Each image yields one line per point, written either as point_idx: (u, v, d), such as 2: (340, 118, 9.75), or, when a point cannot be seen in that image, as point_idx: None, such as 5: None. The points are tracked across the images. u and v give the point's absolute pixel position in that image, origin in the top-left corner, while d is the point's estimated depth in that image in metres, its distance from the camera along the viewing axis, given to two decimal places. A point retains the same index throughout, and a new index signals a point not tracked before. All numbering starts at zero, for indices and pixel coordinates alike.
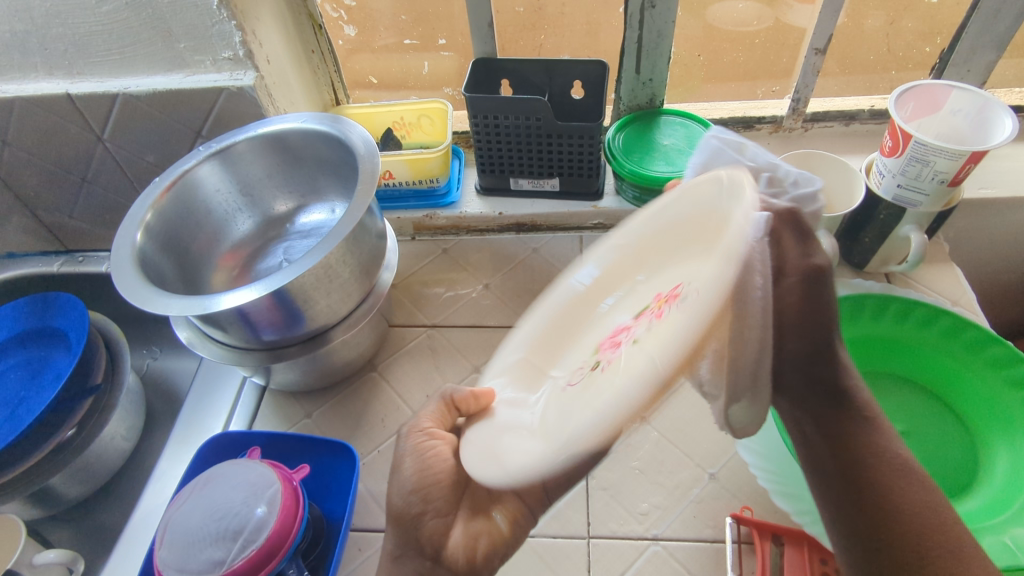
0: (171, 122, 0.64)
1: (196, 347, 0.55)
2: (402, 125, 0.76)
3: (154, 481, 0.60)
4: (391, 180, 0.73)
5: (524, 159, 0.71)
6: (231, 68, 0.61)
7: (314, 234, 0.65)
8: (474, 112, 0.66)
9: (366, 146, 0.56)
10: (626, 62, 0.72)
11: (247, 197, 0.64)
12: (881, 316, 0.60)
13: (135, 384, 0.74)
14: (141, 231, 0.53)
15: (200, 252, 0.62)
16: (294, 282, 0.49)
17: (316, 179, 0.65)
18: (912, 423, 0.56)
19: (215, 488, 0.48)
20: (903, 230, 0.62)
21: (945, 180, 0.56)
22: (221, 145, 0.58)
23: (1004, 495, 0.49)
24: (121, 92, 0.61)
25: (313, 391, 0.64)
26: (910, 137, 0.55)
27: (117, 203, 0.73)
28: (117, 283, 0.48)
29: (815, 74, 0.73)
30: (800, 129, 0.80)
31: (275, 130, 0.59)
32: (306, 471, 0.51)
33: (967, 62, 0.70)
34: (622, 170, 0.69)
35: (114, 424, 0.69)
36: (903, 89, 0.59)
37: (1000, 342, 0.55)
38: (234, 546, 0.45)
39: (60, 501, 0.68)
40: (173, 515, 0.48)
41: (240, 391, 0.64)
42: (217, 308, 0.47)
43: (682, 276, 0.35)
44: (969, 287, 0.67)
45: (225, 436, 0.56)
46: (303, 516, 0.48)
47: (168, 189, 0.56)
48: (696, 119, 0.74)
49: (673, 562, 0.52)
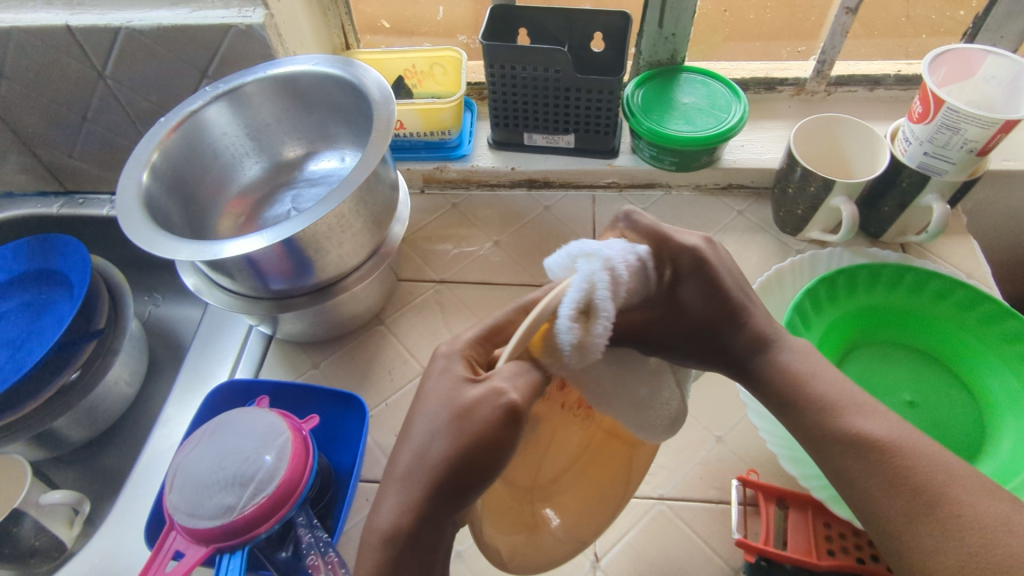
0: (176, 59, 0.62)
1: (203, 294, 0.54)
2: (414, 73, 0.73)
3: (159, 427, 0.59)
4: (402, 130, 0.71)
5: (539, 113, 0.69)
6: (240, 5, 0.58)
7: (323, 183, 0.63)
8: (491, 61, 0.64)
9: (381, 91, 0.54)
10: (648, 15, 0.69)
11: (255, 142, 0.62)
12: (896, 287, 0.59)
13: (138, 330, 0.73)
14: (147, 172, 0.51)
15: (206, 197, 0.60)
16: (307, 230, 0.48)
17: (327, 126, 0.63)
18: (919, 391, 0.56)
19: (223, 435, 0.48)
20: (924, 199, 0.61)
21: (974, 149, 0.55)
22: (229, 86, 0.56)
23: (1009, 465, 0.49)
24: (123, 26, 0.59)
25: (319, 342, 0.63)
26: (943, 102, 0.54)
27: (118, 144, 0.71)
28: (123, 224, 0.47)
29: (843, 35, 0.70)
30: (822, 92, 0.77)
31: (286, 72, 0.57)
32: (315, 421, 0.51)
33: (1001, 28, 0.68)
34: (640, 128, 0.68)
35: (117, 369, 0.69)
36: (937, 53, 0.57)
37: (1015, 316, 0.55)
38: (244, 492, 0.45)
39: (65, 444, 0.68)
40: (181, 462, 0.48)
41: (246, 339, 0.64)
42: (225, 254, 0.46)
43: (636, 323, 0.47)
44: (983, 260, 0.67)
45: (232, 384, 0.55)
46: (311, 465, 0.48)
47: (175, 128, 0.54)
48: (718, 77, 0.72)
49: (679, 522, 0.52)
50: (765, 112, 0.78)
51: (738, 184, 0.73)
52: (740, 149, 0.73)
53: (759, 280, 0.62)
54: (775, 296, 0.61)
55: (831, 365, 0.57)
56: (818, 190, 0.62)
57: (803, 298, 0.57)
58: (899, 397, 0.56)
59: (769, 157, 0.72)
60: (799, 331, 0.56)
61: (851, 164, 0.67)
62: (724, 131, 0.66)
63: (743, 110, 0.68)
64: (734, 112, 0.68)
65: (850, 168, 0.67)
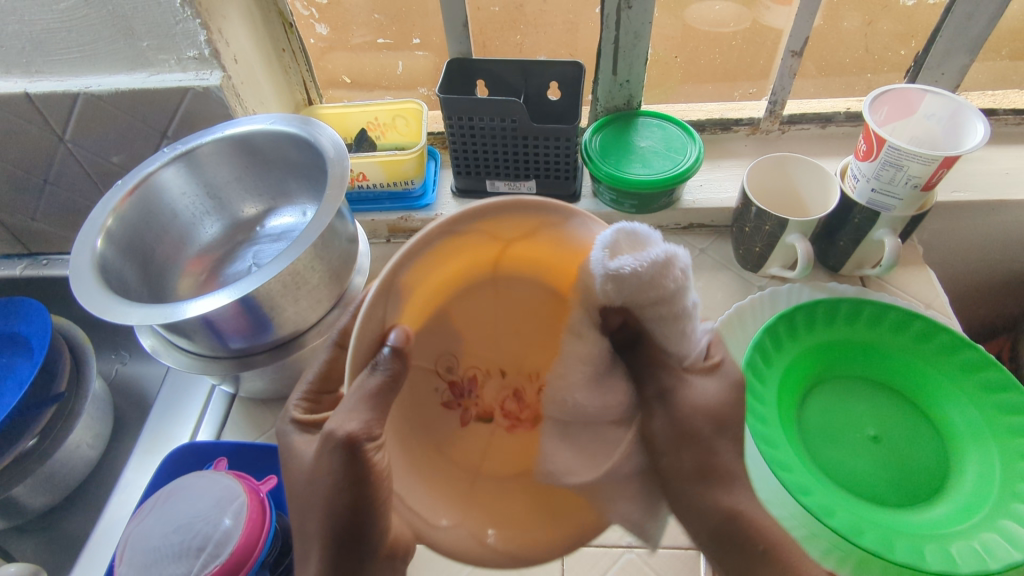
0: (136, 122, 0.62)
1: (161, 356, 0.54)
2: (377, 125, 0.74)
3: (118, 491, 0.58)
4: (364, 181, 0.71)
5: (498, 161, 0.70)
6: (196, 68, 0.59)
7: (284, 237, 0.63)
8: (449, 113, 0.65)
9: (336, 149, 0.54)
10: (602, 63, 0.71)
11: (214, 201, 0.63)
12: (855, 321, 0.60)
13: (102, 391, 0.72)
14: (102, 238, 0.51)
15: (164, 258, 0.60)
16: (261, 288, 0.48)
17: (285, 182, 0.63)
18: (882, 425, 0.56)
19: (178, 501, 0.47)
20: (877, 233, 0.62)
21: (919, 184, 0.56)
22: (186, 147, 0.56)
23: (972, 501, 0.49)
24: (81, 92, 0.59)
25: (282, 398, 0.62)
26: (885, 140, 0.55)
27: (80, 205, 0.71)
28: (74, 289, 0.46)
29: (791, 76, 0.72)
30: (777, 131, 0.80)
31: (242, 132, 0.57)
32: (274, 481, 0.50)
33: (941, 66, 0.70)
34: (599, 173, 0.69)
35: (80, 433, 0.67)
36: (878, 92, 0.59)
37: (971, 346, 0.56)
38: (197, 561, 0.44)
39: (25, 512, 0.66)
40: (133, 531, 0.47)
41: (209, 398, 0.63)
42: (181, 316, 0.46)
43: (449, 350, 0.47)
44: (941, 290, 0.68)
45: (190, 446, 0.55)
46: (269, 528, 0.47)
47: (130, 192, 0.54)
48: (673, 120, 0.74)
49: (648, 570, 0.51)
50: (723, 152, 0.80)
51: (699, 223, 0.75)
52: (698, 189, 0.74)
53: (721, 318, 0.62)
54: (737, 333, 0.62)
55: (796, 403, 0.57)
56: (774, 228, 0.63)
57: (763, 336, 0.57)
58: (862, 431, 0.56)
59: (727, 196, 0.73)
60: (760, 369, 0.56)
61: (805, 201, 0.68)
62: (681, 172, 0.67)
63: (698, 151, 0.69)
64: (689, 153, 0.70)
65: (805, 206, 0.69)
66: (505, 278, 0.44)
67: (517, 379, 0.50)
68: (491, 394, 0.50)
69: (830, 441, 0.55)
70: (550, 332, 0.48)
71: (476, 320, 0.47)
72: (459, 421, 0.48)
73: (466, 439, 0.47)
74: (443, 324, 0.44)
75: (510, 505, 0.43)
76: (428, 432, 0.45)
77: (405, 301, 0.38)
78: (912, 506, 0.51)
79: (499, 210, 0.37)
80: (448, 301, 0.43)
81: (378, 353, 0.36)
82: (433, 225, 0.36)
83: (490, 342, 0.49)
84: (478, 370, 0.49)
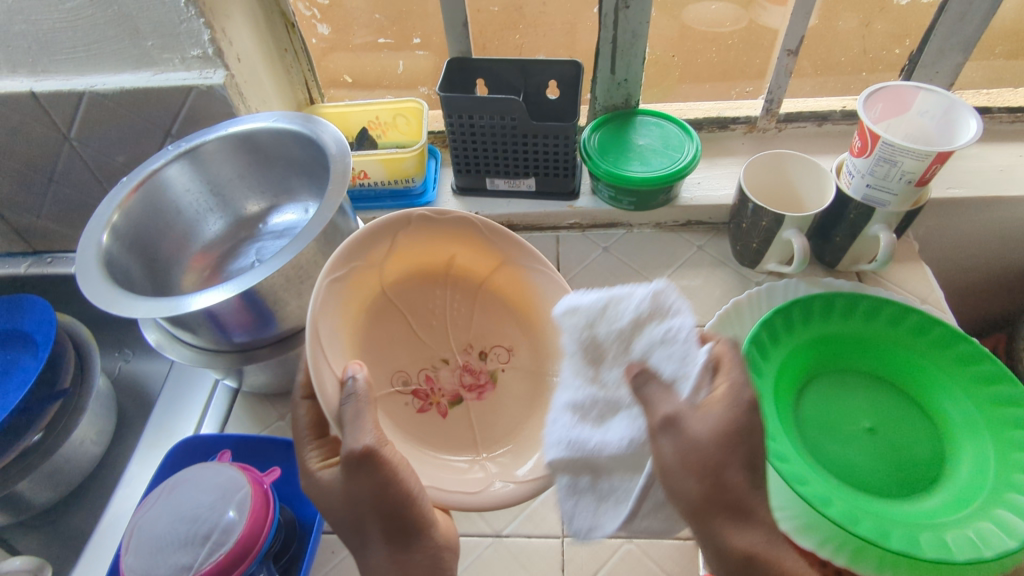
0: (141, 121, 0.63)
1: (166, 350, 0.54)
2: (378, 124, 0.75)
3: (123, 485, 0.59)
4: (365, 179, 0.72)
5: (498, 159, 0.71)
6: (200, 66, 0.60)
7: (286, 234, 0.64)
8: (450, 112, 0.66)
9: (338, 146, 0.55)
10: (601, 62, 0.72)
11: (217, 198, 0.63)
12: (851, 315, 0.60)
13: (106, 387, 0.72)
14: (107, 233, 0.52)
15: (168, 254, 0.61)
16: (264, 282, 0.49)
17: (288, 179, 0.64)
18: (878, 417, 0.57)
19: (183, 492, 0.48)
20: (872, 229, 0.63)
21: (913, 180, 0.57)
22: (190, 145, 0.57)
23: (967, 491, 0.50)
24: (87, 91, 0.60)
25: (284, 393, 0.63)
26: (879, 137, 0.56)
27: (85, 203, 0.72)
28: (81, 283, 0.47)
29: (787, 75, 0.73)
30: (774, 129, 0.80)
31: (245, 130, 0.58)
32: (277, 474, 0.51)
33: (935, 64, 0.71)
34: (597, 171, 0.70)
35: (84, 429, 0.68)
36: (872, 90, 0.60)
37: (966, 339, 0.57)
38: (202, 550, 0.44)
39: (29, 507, 0.66)
40: (139, 520, 0.47)
41: (212, 393, 0.63)
42: (186, 309, 0.46)
43: (400, 366, 0.50)
44: (937, 285, 0.68)
45: (194, 439, 0.55)
46: (273, 519, 0.47)
47: (134, 189, 0.55)
48: (670, 118, 0.74)
49: (648, 560, 0.52)
50: (720, 150, 0.80)
51: (697, 220, 0.75)
52: (696, 186, 0.75)
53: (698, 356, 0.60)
54: (734, 327, 0.62)
55: (792, 396, 0.57)
56: (771, 223, 0.63)
57: (760, 330, 0.57)
58: (859, 423, 0.57)
59: (724, 193, 0.74)
60: (757, 363, 0.56)
61: (802, 198, 0.69)
62: (678, 169, 0.68)
63: (696, 148, 0.70)
64: (687, 151, 0.70)
65: (801, 202, 0.69)
66: (406, 297, 0.51)
67: (460, 356, 0.52)
68: (448, 380, 0.51)
69: (826, 433, 0.56)
70: (461, 308, 0.53)
71: (404, 334, 0.51)
72: (440, 416, 0.50)
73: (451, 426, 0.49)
74: (377, 344, 0.48)
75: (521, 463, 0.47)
76: (419, 437, 0.47)
77: (340, 347, 0.43)
78: (908, 497, 0.51)
79: (371, 239, 0.46)
80: (366, 329, 0.47)
81: (343, 386, 0.40)
82: (320, 281, 0.42)
83: (423, 348, 0.52)
84: (427, 368, 0.51)
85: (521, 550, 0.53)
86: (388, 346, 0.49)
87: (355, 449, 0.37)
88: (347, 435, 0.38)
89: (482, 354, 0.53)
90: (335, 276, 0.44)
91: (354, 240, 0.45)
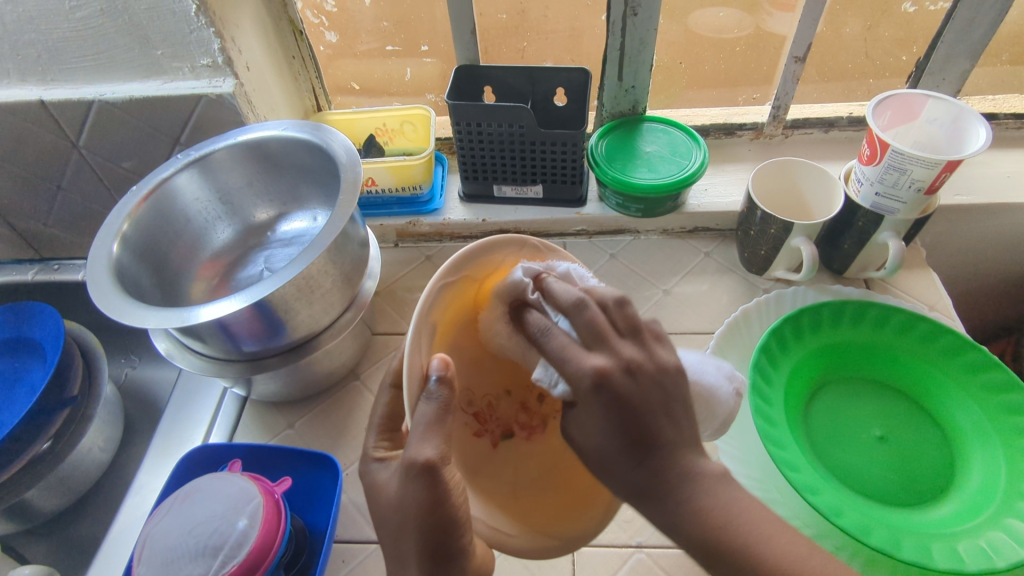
0: (150, 129, 0.63)
1: (176, 359, 0.54)
2: (385, 131, 0.75)
3: (132, 494, 0.59)
4: (373, 186, 0.72)
5: (506, 166, 0.71)
6: (210, 75, 0.60)
7: (295, 242, 0.64)
8: (457, 119, 0.66)
9: (348, 154, 0.55)
10: (608, 69, 0.72)
11: (227, 206, 0.64)
12: (861, 323, 0.60)
13: (113, 394, 0.72)
14: (118, 242, 0.52)
15: (178, 262, 0.61)
16: (275, 292, 0.49)
17: (297, 187, 0.64)
18: (888, 426, 0.57)
19: (196, 501, 0.48)
20: (881, 236, 0.63)
21: (922, 188, 0.57)
22: (199, 153, 0.57)
23: (979, 499, 0.50)
24: (96, 99, 0.60)
25: (293, 401, 0.63)
26: (888, 145, 0.56)
27: (93, 211, 0.72)
28: (92, 293, 0.47)
29: (795, 82, 0.73)
30: (781, 135, 0.81)
31: (255, 138, 0.58)
32: (288, 483, 0.51)
33: (943, 71, 0.71)
34: (605, 177, 0.70)
35: (92, 436, 0.68)
36: (881, 98, 0.60)
37: (976, 347, 0.56)
38: (214, 561, 0.44)
39: (37, 516, 0.66)
40: (151, 531, 0.47)
41: (221, 401, 0.63)
42: (196, 320, 0.46)
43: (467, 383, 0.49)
44: (945, 292, 0.68)
45: (204, 448, 0.55)
46: (284, 530, 0.47)
47: (145, 198, 0.55)
48: (678, 125, 0.74)
49: (659, 570, 0.52)
50: (726, 156, 0.80)
51: (704, 227, 0.75)
52: (703, 193, 0.75)
53: (719, 336, 0.62)
54: (743, 335, 0.62)
55: (801, 404, 0.57)
56: (779, 231, 0.63)
57: (769, 338, 0.57)
58: (869, 432, 0.57)
59: (731, 200, 0.74)
60: (767, 370, 0.56)
61: (810, 205, 0.69)
62: (686, 176, 0.68)
63: (703, 155, 0.70)
64: (694, 158, 0.70)
65: (809, 209, 0.69)
66: None
67: (521, 392, 0.52)
68: (505, 412, 0.51)
69: (837, 443, 0.56)
70: None
71: (481, 354, 0.50)
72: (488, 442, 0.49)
73: (501, 459, 0.48)
74: (462, 358, 0.48)
75: (549, 498, 0.45)
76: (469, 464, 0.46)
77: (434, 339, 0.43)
78: (919, 505, 0.51)
79: (482, 256, 0.45)
80: (454, 334, 0.47)
81: (426, 384, 0.38)
82: (436, 282, 0.42)
83: (488, 369, 0.51)
84: (490, 395, 0.51)
85: (532, 559, 0.53)
86: (466, 360, 0.49)
87: (418, 460, 0.38)
88: (413, 440, 0.38)
89: (541, 396, 0.52)
90: (449, 281, 0.43)
91: (466, 252, 0.44)
